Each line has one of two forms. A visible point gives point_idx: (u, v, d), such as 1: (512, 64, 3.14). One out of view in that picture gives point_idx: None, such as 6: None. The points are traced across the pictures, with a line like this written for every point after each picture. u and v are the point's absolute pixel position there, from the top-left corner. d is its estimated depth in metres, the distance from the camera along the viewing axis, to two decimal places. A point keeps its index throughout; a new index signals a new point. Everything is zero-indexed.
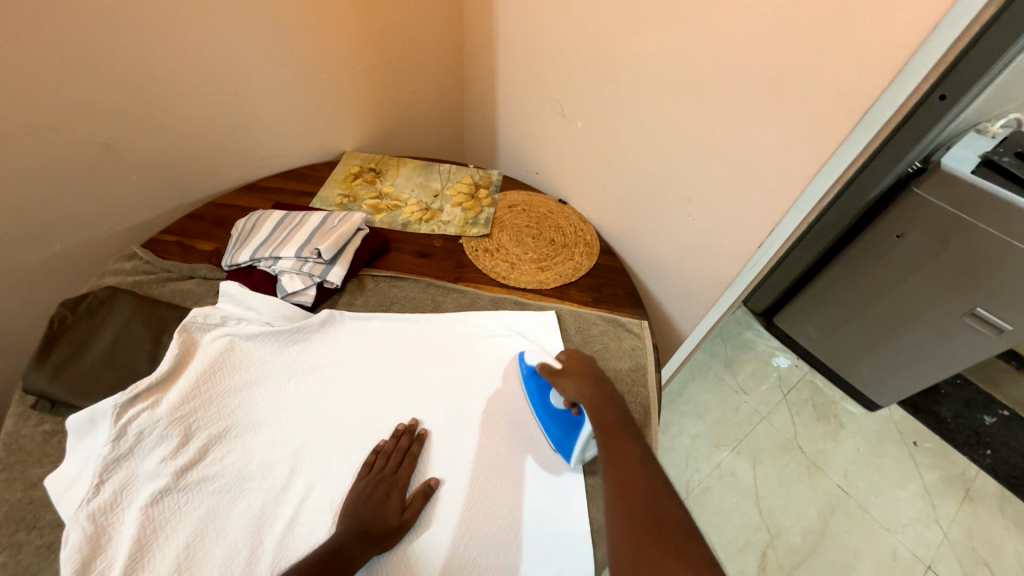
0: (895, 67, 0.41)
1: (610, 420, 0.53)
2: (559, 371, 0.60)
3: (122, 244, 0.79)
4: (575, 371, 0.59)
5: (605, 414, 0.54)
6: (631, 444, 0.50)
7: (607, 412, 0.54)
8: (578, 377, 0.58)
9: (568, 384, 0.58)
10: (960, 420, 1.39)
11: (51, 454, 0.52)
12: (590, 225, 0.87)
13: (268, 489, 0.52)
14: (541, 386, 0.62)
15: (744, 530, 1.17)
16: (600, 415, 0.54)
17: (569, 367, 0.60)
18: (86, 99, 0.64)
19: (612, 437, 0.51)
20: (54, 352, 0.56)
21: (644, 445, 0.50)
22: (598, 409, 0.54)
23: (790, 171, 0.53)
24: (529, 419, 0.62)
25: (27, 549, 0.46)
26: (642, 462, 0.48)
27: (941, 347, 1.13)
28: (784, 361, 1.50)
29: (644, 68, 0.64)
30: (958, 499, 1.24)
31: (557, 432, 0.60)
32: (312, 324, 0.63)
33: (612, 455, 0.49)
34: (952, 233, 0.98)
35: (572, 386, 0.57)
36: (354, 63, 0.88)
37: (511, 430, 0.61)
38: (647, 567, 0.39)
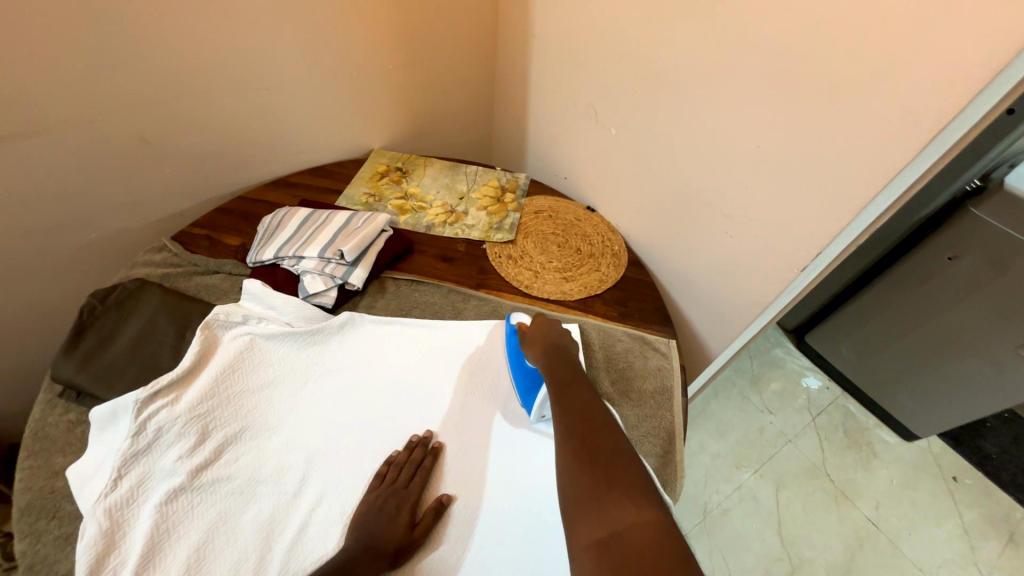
0: (975, 87, 0.37)
1: (562, 374, 0.55)
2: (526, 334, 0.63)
3: (153, 235, 0.81)
4: (537, 336, 0.62)
5: (558, 369, 0.56)
6: (580, 393, 0.52)
7: (558, 368, 0.56)
8: (538, 342, 0.61)
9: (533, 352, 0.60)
10: (1007, 458, 1.29)
11: (74, 444, 0.53)
12: (619, 235, 0.84)
13: (279, 495, 0.52)
14: (516, 344, 0.64)
15: (763, 557, 1.12)
16: (555, 372, 0.56)
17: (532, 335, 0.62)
18: (126, 93, 0.65)
19: (565, 389, 0.53)
20: (82, 341, 0.57)
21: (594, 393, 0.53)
22: (551, 369, 0.57)
23: (843, 192, 0.49)
24: (502, 374, 0.65)
25: (46, 539, 0.47)
26: (588, 406, 0.50)
27: (991, 380, 1.05)
28: (815, 382, 1.43)
29: (686, 75, 0.60)
30: (1000, 542, 1.16)
31: (523, 385, 0.62)
32: (331, 327, 0.63)
33: (562, 402, 0.52)
34: (1011, 259, 0.91)
35: (534, 350, 0.60)
36: (386, 62, 0.87)
37: (485, 387, 0.63)
38: (589, 496, 0.42)
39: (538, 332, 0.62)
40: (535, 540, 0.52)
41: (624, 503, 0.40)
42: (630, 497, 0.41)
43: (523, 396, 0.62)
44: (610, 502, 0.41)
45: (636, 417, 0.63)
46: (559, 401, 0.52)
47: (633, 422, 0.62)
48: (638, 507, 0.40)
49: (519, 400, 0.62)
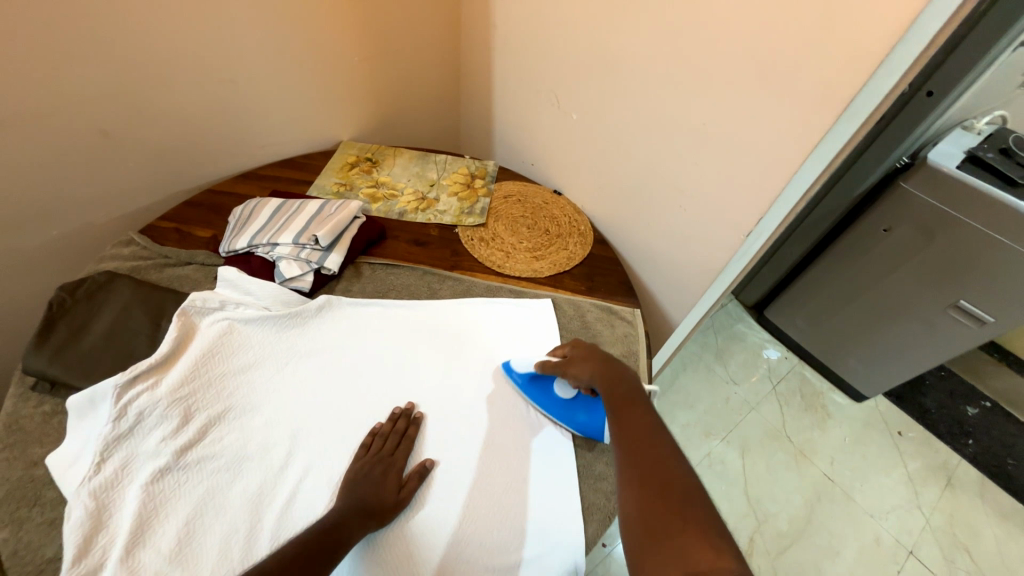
0: (875, 62, 0.42)
1: (620, 394, 0.52)
2: (567, 361, 0.60)
3: (118, 230, 0.80)
4: (583, 357, 0.59)
5: (615, 390, 0.53)
6: (640, 415, 0.49)
7: (617, 389, 0.53)
8: (584, 362, 0.58)
9: (577, 371, 0.58)
10: (944, 411, 1.42)
11: (51, 434, 0.53)
12: (585, 216, 0.89)
13: (266, 469, 0.53)
14: (546, 394, 0.62)
15: (732, 516, 1.19)
16: (611, 395, 0.53)
17: (577, 355, 0.60)
18: (84, 86, 0.64)
19: (622, 411, 0.50)
20: (53, 333, 0.57)
21: (655, 418, 0.49)
22: (606, 390, 0.54)
23: (777, 162, 0.55)
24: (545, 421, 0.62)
25: (28, 526, 0.47)
26: (648, 430, 0.47)
27: (926, 339, 1.15)
28: (774, 353, 1.53)
29: (638, 60, 0.65)
30: (941, 487, 1.27)
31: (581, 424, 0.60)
32: (309, 309, 0.65)
33: (622, 427, 0.48)
34: (936, 227, 1.01)
35: (581, 370, 0.58)
36: (351, 53, 0.88)
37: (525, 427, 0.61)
38: (658, 537, 0.36)
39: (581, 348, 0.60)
40: (513, 497, 0.55)
41: (699, 543, 0.34)
42: (706, 539, 0.35)
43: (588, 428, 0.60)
44: (682, 542, 0.35)
45: None
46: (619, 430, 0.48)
47: None
48: (715, 550, 0.34)
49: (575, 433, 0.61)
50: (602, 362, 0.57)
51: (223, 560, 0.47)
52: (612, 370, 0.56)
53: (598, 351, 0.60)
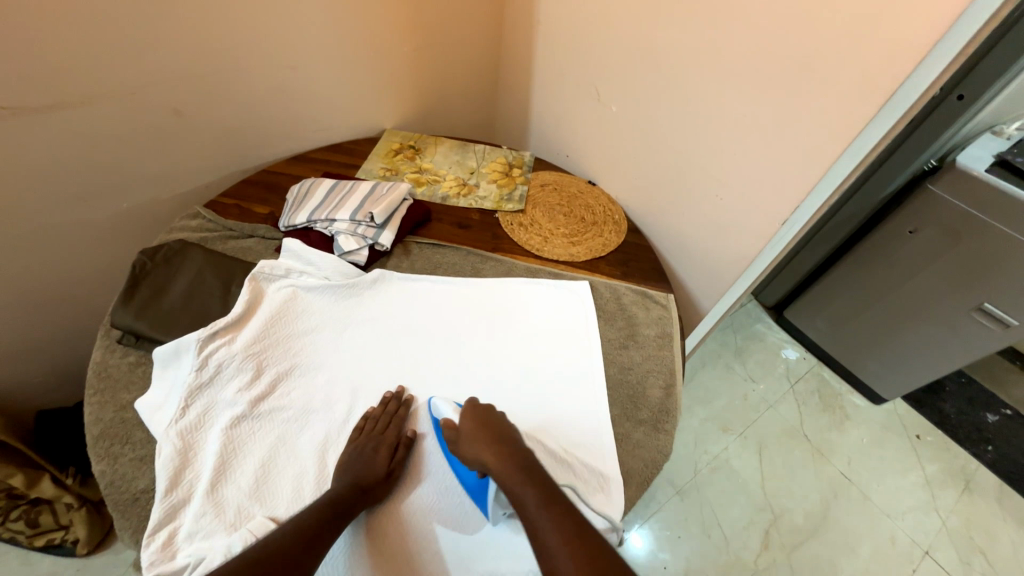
0: (918, 55, 0.45)
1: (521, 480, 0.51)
2: (459, 433, 0.55)
3: (182, 205, 0.85)
4: (479, 434, 0.54)
5: (524, 494, 0.50)
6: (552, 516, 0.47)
7: (526, 495, 0.49)
8: (474, 441, 0.53)
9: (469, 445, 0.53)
10: (963, 417, 1.43)
11: (137, 382, 0.58)
12: (618, 206, 0.92)
13: (330, 422, 0.57)
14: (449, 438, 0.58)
15: (748, 509, 1.21)
16: (520, 500, 0.49)
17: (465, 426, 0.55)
18: (161, 68, 0.69)
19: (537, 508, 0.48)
20: (136, 293, 0.62)
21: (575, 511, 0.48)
22: (514, 496, 0.50)
23: (816, 153, 0.57)
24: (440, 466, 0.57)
25: (122, 460, 0.52)
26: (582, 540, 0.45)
27: (949, 342, 1.16)
28: (793, 353, 1.55)
29: (681, 54, 0.68)
30: (958, 491, 1.28)
31: (468, 482, 0.55)
32: (364, 282, 0.69)
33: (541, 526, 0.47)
34: (963, 230, 1.02)
35: (474, 450, 0.53)
36: (400, 45, 0.93)
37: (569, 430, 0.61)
38: None
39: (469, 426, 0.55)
40: (439, 483, 0.56)
41: None
42: None
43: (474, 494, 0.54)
44: None
45: (641, 356, 0.70)
46: (539, 545, 0.46)
47: (638, 361, 0.69)
48: None
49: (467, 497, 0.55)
50: (501, 449, 0.53)
51: (296, 497, 0.51)
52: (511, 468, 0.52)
53: (496, 425, 0.55)
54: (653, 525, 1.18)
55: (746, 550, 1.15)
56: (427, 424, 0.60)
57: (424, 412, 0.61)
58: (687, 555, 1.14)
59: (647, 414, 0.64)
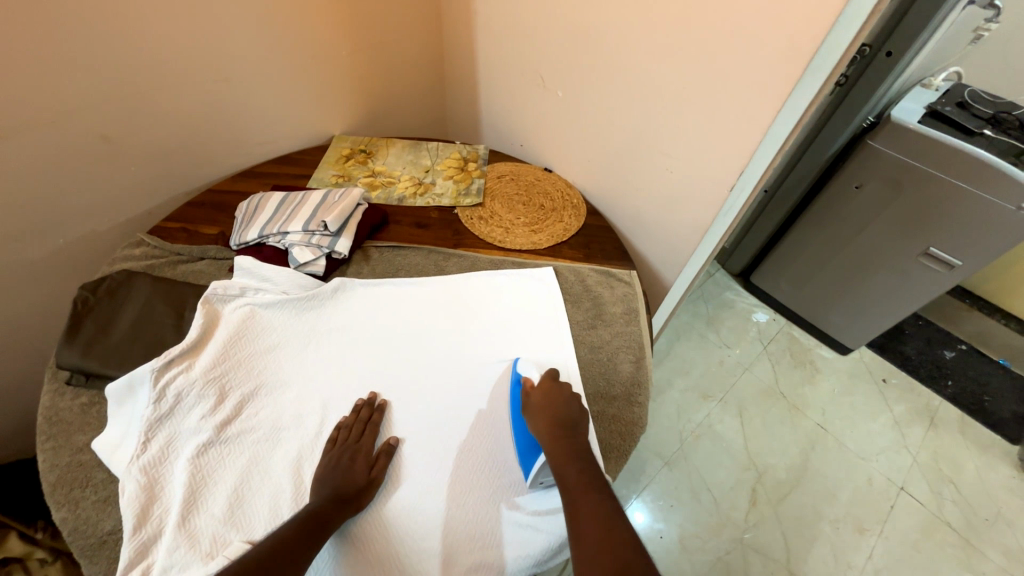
0: (833, 15, 0.46)
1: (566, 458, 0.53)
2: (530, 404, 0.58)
3: (124, 234, 0.81)
4: (543, 411, 0.57)
5: (567, 472, 0.51)
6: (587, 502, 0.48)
7: (569, 472, 0.51)
8: (540, 415, 0.57)
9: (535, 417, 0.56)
10: (923, 356, 1.51)
11: (93, 422, 0.55)
12: (576, 190, 0.93)
13: (302, 437, 0.56)
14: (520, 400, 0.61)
15: (734, 470, 1.25)
16: (563, 474, 0.51)
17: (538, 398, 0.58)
18: (81, 93, 0.65)
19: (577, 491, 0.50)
20: (81, 330, 0.59)
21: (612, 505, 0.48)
22: (559, 471, 0.52)
23: (754, 119, 0.59)
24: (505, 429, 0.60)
25: (84, 504, 0.50)
26: (606, 526, 0.46)
27: (903, 289, 1.22)
28: (763, 316, 1.60)
29: (617, 34, 0.68)
30: (925, 427, 1.36)
31: (522, 445, 0.58)
32: (323, 292, 0.68)
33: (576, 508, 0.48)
34: (904, 180, 1.07)
35: (538, 421, 0.56)
36: (339, 48, 0.90)
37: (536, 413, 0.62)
38: None
39: (543, 397, 0.58)
40: (499, 444, 0.59)
41: None
42: None
43: (523, 458, 0.57)
44: None
45: (610, 334, 0.71)
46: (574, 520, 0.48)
47: (607, 339, 0.70)
48: None
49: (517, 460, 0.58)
50: (558, 427, 0.55)
51: (275, 516, 0.50)
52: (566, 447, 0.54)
53: (564, 405, 0.57)
54: (647, 498, 1.21)
55: (736, 510, 1.19)
56: (504, 392, 0.63)
57: (398, 416, 0.61)
58: (681, 522, 1.17)
59: (619, 390, 0.65)
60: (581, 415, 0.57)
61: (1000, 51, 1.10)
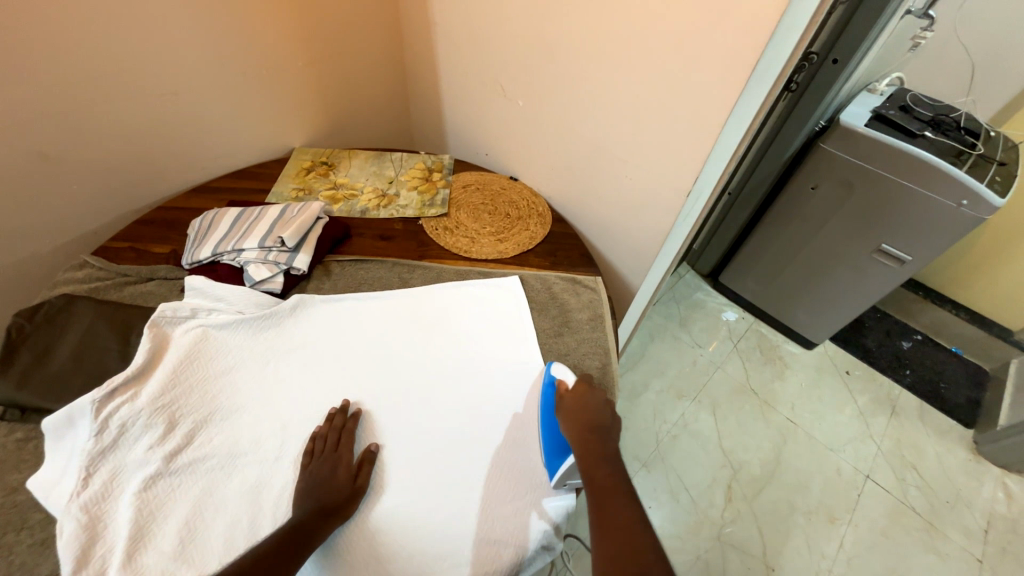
0: (770, 26, 0.48)
1: (596, 458, 0.53)
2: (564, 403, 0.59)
3: (67, 256, 0.77)
4: (578, 414, 0.57)
5: (597, 474, 0.51)
6: (614, 504, 0.49)
7: (600, 474, 0.51)
8: (573, 417, 0.57)
9: (568, 416, 0.57)
10: (883, 348, 1.58)
11: (28, 459, 0.52)
12: (542, 198, 0.93)
13: (261, 463, 0.54)
14: (552, 402, 0.61)
15: (710, 468, 1.27)
16: (592, 473, 0.52)
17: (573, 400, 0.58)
18: (13, 110, 0.62)
19: (602, 491, 0.50)
20: (15, 361, 0.55)
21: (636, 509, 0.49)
22: (589, 470, 0.52)
23: (705, 127, 0.61)
24: (533, 430, 0.61)
25: (18, 549, 0.46)
26: (629, 533, 0.46)
27: (860, 284, 1.27)
28: (732, 314, 1.64)
29: (572, 45, 0.69)
30: (887, 416, 1.41)
31: (551, 447, 0.58)
32: (283, 309, 0.66)
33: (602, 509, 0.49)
34: (855, 181, 1.12)
35: (571, 426, 0.56)
36: (295, 59, 0.89)
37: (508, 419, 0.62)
38: None
39: (576, 401, 0.58)
40: (527, 447, 0.59)
41: None
42: None
43: (549, 458, 0.57)
44: None
45: (576, 341, 0.71)
46: (600, 518, 0.48)
47: (573, 346, 0.70)
48: None
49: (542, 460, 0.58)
50: (593, 430, 0.55)
51: (229, 549, 0.48)
52: (598, 446, 0.54)
53: (595, 409, 0.58)
54: None
55: (714, 508, 1.21)
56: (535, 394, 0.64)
57: (378, 421, 0.60)
58: (661, 523, 1.18)
59: None
60: (611, 422, 0.57)
61: (936, 58, 1.17)
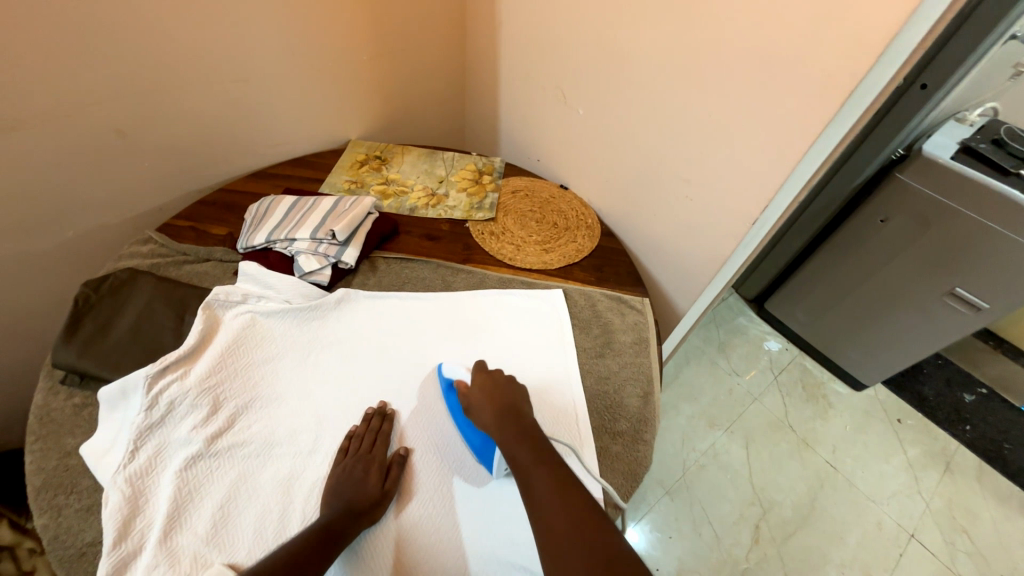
0: (875, 52, 0.44)
1: (516, 443, 0.51)
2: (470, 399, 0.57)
3: (134, 229, 0.81)
4: (485, 404, 0.55)
5: (518, 454, 0.50)
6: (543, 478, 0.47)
7: (521, 451, 0.50)
8: (484, 402, 0.56)
9: (477, 408, 0.56)
10: (941, 398, 1.45)
11: (83, 425, 0.54)
12: (591, 210, 0.91)
13: (295, 455, 0.54)
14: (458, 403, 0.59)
15: (738, 504, 1.21)
16: (514, 453, 0.50)
17: (476, 391, 0.57)
18: (100, 89, 0.65)
19: (529, 473, 0.48)
20: (79, 329, 0.58)
21: (567, 473, 0.48)
22: (509, 449, 0.51)
23: (781, 154, 0.57)
24: (450, 437, 0.59)
25: (67, 512, 0.49)
26: (564, 505, 0.44)
27: (926, 329, 1.17)
28: (775, 344, 1.56)
29: (643, 56, 0.66)
30: (940, 472, 1.30)
31: (476, 443, 0.57)
32: (328, 302, 0.66)
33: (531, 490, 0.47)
34: (933, 218, 1.03)
35: (484, 415, 0.54)
36: (360, 53, 0.90)
37: (433, 444, 0.58)
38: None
39: (480, 393, 0.57)
40: (451, 455, 0.57)
41: None
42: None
43: (479, 453, 0.56)
44: None
45: (617, 364, 0.68)
46: (530, 497, 0.47)
47: (614, 370, 0.68)
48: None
49: (475, 458, 0.57)
50: (504, 411, 0.54)
51: (258, 540, 0.48)
52: (514, 427, 0.52)
53: (501, 392, 0.56)
54: (644, 526, 1.17)
55: (738, 546, 1.15)
56: (436, 397, 0.62)
57: (409, 426, 0.59)
58: (679, 555, 1.13)
59: (625, 425, 0.63)
60: (520, 397, 0.57)
61: None
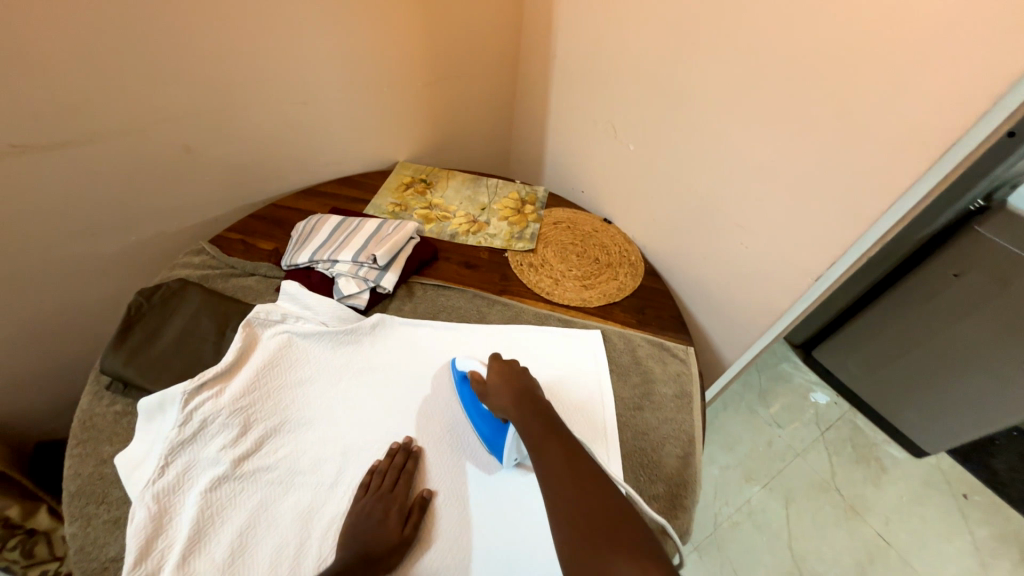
0: (976, 109, 0.40)
1: (537, 425, 0.51)
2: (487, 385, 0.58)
3: (189, 239, 0.85)
4: (501, 388, 0.56)
5: (532, 425, 0.52)
6: (557, 450, 0.48)
7: (534, 424, 0.52)
8: (503, 386, 0.57)
9: (495, 391, 0.56)
10: (1016, 476, 1.29)
11: (120, 434, 0.56)
12: (635, 246, 0.88)
13: (317, 486, 0.53)
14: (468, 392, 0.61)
15: (774, 572, 1.11)
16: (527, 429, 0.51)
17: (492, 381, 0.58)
18: (173, 106, 0.69)
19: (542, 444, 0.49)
20: (128, 338, 0.60)
21: (575, 446, 0.49)
22: (523, 424, 0.52)
23: (852, 209, 0.52)
24: (463, 425, 0.61)
25: (95, 522, 0.49)
26: (575, 472, 0.46)
27: (1002, 397, 1.05)
28: (823, 397, 1.45)
29: (702, 98, 0.64)
30: (1014, 562, 1.15)
31: (486, 433, 0.58)
32: (363, 327, 0.66)
33: (543, 462, 0.48)
34: (1014, 275, 0.93)
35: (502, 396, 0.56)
36: (414, 79, 0.91)
37: (442, 430, 0.60)
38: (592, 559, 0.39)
39: (500, 378, 0.58)
40: (463, 434, 0.60)
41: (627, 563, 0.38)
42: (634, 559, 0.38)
43: (491, 444, 0.58)
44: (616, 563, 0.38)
45: (656, 419, 0.64)
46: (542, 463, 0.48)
47: (653, 425, 0.63)
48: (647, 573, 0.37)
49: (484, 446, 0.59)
50: (519, 395, 0.55)
51: (272, 575, 0.47)
52: (529, 407, 0.54)
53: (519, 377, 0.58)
54: None
55: None
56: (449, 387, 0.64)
57: (434, 466, 0.57)
58: None
59: (661, 488, 0.58)
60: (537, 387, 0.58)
61: None
